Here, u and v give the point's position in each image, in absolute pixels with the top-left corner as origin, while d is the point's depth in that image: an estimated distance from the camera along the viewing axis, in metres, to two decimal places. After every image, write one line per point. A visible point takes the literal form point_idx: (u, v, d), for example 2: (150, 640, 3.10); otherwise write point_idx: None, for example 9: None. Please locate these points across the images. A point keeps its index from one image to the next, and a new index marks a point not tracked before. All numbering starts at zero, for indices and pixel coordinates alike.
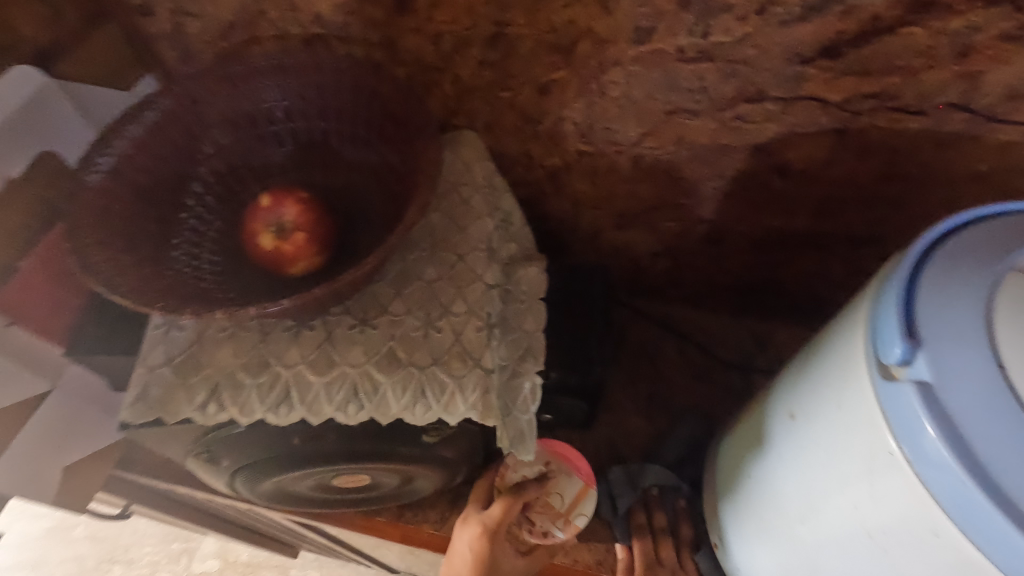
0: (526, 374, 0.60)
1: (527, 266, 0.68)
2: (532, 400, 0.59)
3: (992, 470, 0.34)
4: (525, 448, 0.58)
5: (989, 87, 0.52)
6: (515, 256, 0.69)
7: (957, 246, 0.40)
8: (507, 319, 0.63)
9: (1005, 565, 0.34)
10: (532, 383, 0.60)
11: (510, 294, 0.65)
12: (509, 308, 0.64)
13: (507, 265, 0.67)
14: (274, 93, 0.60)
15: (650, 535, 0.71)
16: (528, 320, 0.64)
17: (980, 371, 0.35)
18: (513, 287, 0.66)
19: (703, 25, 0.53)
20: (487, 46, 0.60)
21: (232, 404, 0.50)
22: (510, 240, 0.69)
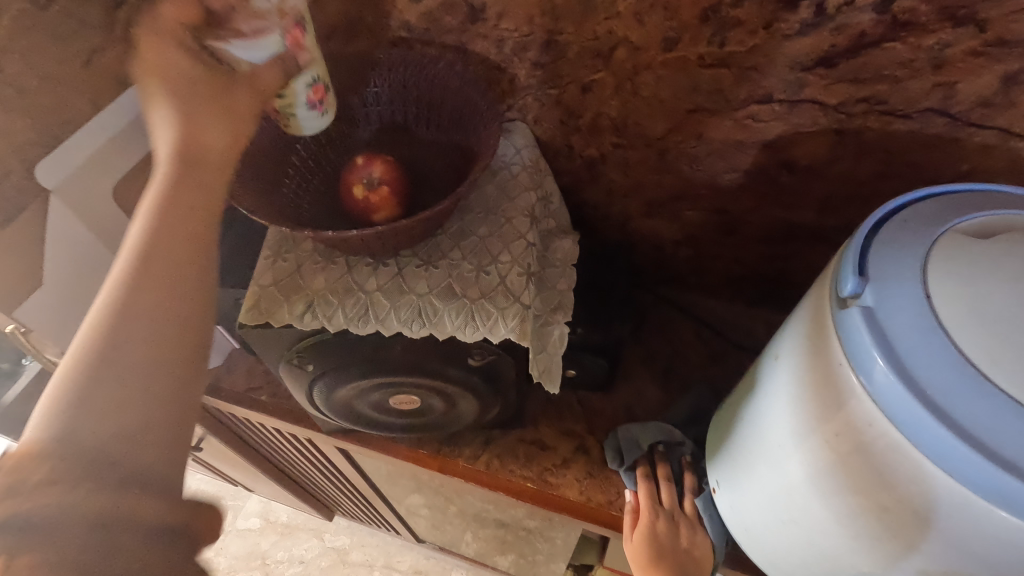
0: (555, 322, 0.72)
1: (563, 239, 0.81)
2: (560, 343, 0.71)
3: (916, 371, 0.42)
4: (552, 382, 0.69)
5: (964, 95, 0.61)
6: (553, 230, 0.82)
7: (909, 214, 0.50)
8: (543, 279, 0.76)
9: (928, 451, 0.42)
10: (560, 329, 0.72)
11: (547, 260, 0.78)
12: (545, 270, 0.77)
13: (545, 236, 0.80)
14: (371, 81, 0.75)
15: (651, 480, 0.79)
16: (561, 281, 0.77)
17: (913, 299, 0.45)
18: (550, 254, 0.79)
19: (720, 37, 0.65)
20: (541, 50, 0.74)
21: (324, 316, 0.63)
22: (550, 217, 0.82)
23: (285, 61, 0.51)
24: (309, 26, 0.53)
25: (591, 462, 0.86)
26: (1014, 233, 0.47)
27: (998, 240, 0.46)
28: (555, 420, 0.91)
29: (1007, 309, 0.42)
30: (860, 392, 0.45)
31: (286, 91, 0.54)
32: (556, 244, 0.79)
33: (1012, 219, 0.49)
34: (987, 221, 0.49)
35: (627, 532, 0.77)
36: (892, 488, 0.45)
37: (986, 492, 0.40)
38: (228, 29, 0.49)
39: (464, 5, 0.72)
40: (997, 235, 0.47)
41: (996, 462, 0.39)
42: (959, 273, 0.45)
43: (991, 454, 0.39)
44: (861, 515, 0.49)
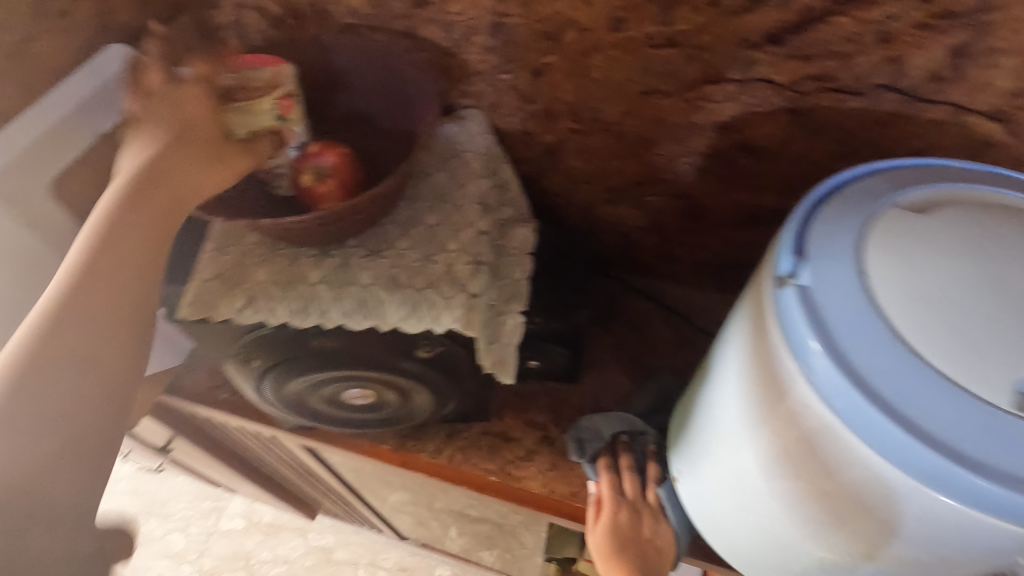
0: (510, 312, 0.71)
1: (521, 226, 0.79)
2: (514, 333, 0.69)
3: (850, 354, 0.40)
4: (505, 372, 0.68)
5: (913, 69, 0.60)
6: (512, 218, 0.79)
7: (852, 190, 0.49)
8: (500, 268, 0.74)
9: (865, 437, 0.39)
10: (515, 320, 0.70)
11: (504, 248, 0.76)
12: (502, 258, 0.75)
13: (503, 225, 0.77)
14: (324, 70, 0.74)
15: (613, 470, 0.77)
16: (518, 270, 0.75)
17: (847, 277, 0.43)
18: (507, 243, 0.76)
19: (667, 15, 0.63)
20: (490, 34, 0.72)
21: (265, 309, 0.62)
22: (508, 205, 0.80)
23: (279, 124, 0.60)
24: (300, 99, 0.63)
25: (556, 454, 0.85)
26: (952, 208, 0.45)
27: (935, 214, 0.45)
28: (520, 412, 0.90)
29: (941, 282, 0.41)
30: (793, 373, 0.43)
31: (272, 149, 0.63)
32: (515, 233, 0.77)
33: (952, 195, 0.48)
34: (927, 196, 0.48)
35: (590, 522, 0.76)
36: (834, 475, 0.43)
37: (920, 475, 0.37)
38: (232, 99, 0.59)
39: None
40: (936, 210, 0.46)
41: (938, 450, 0.36)
42: (895, 250, 0.43)
43: (922, 433, 0.37)
44: (811, 504, 0.46)
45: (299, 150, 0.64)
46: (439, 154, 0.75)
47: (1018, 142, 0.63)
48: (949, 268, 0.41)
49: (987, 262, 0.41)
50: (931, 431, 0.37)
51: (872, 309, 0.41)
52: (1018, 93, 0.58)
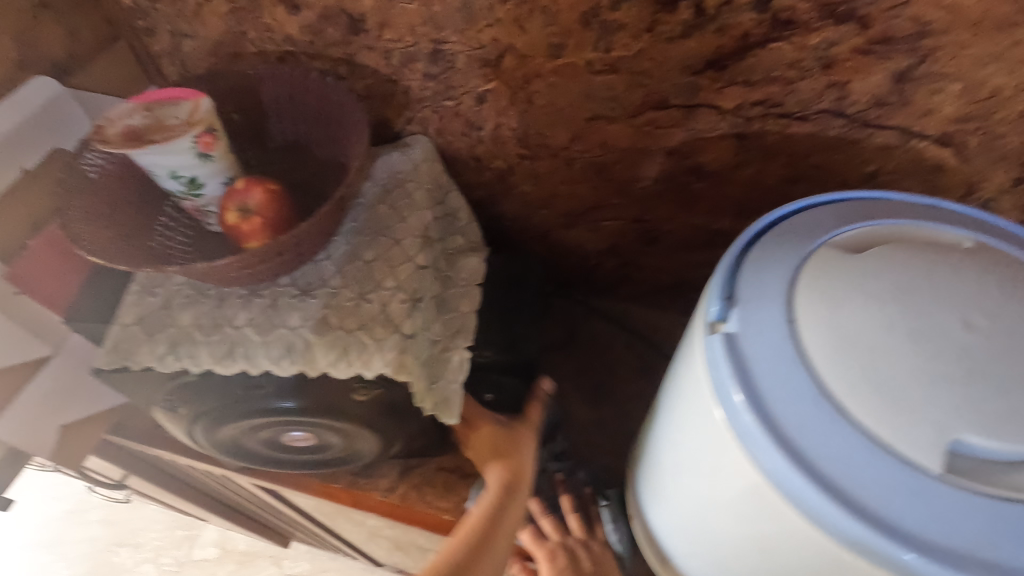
0: (455, 347, 0.69)
1: (470, 256, 0.78)
2: (459, 370, 0.67)
3: (773, 409, 0.38)
4: (448, 414, 0.65)
5: (857, 94, 0.58)
6: (462, 247, 0.79)
7: (789, 225, 0.47)
8: (444, 300, 0.72)
9: (790, 498, 0.36)
10: (461, 356, 0.68)
11: (450, 279, 0.74)
12: (447, 291, 0.73)
13: (451, 254, 0.76)
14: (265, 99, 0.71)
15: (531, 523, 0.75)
16: (464, 303, 0.73)
17: (774, 324, 0.41)
18: (454, 273, 0.75)
19: (605, 41, 0.61)
20: (429, 61, 0.70)
21: (187, 356, 0.59)
22: (458, 232, 0.79)
23: (200, 159, 0.59)
24: (223, 134, 0.60)
25: None
26: (887, 246, 0.43)
27: (869, 254, 0.43)
28: None
29: (871, 331, 0.38)
30: (722, 427, 0.40)
31: (200, 187, 0.61)
32: (462, 263, 0.76)
33: (890, 230, 0.46)
34: (864, 232, 0.45)
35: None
36: (767, 533, 0.40)
37: (847, 543, 0.35)
38: (145, 139, 0.56)
39: (342, 15, 0.68)
40: (870, 249, 0.43)
41: (858, 517, 0.34)
42: (824, 294, 0.41)
43: (848, 500, 0.34)
44: (750, 559, 0.44)
45: (226, 185, 0.62)
46: (380, 184, 0.73)
47: (967, 165, 0.61)
48: (880, 315, 0.39)
49: (920, 308, 0.39)
50: (856, 496, 0.34)
51: (798, 360, 0.38)
52: (964, 117, 0.57)
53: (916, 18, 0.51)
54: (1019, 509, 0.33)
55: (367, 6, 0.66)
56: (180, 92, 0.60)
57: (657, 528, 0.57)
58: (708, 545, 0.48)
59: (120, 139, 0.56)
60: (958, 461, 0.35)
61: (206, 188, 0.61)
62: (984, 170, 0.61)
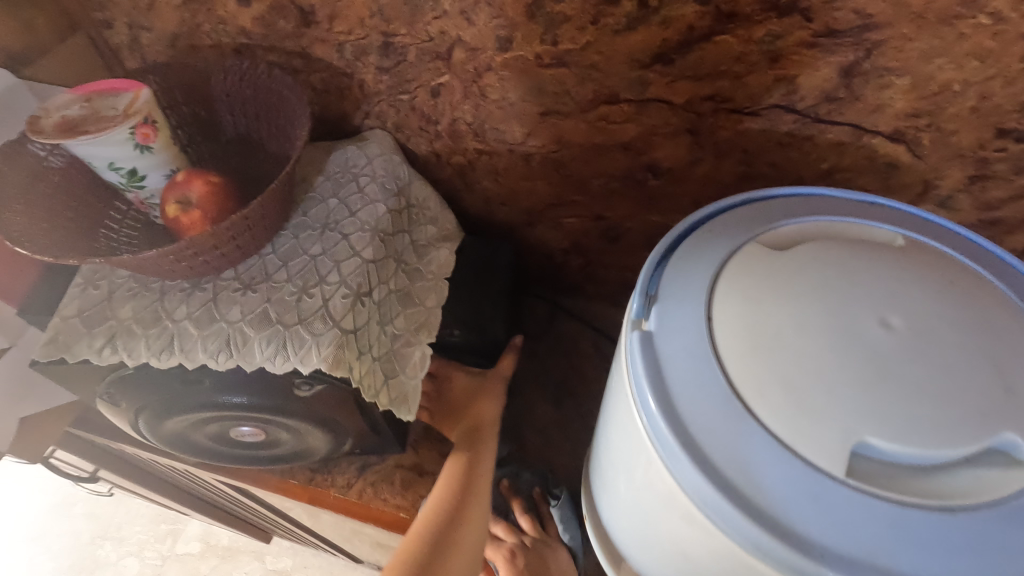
0: (418, 343, 0.70)
1: (440, 248, 0.78)
2: (420, 366, 0.68)
3: (682, 409, 0.37)
4: (406, 410, 0.67)
5: (806, 89, 0.56)
6: (432, 237, 0.79)
7: (719, 221, 0.45)
8: (411, 294, 0.73)
9: (697, 501, 0.35)
10: (422, 351, 0.70)
11: (418, 272, 0.75)
12: (414, 284, 0.73)
13: (420, 247, 0.76)
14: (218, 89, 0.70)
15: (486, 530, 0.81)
16: (431, 297, 0.74)
17: (691, 323, 0.40)
18: (422, 265, 0.75)
19: (551, 34, 0.60)
20: (381, 54, 0.69)
21: (125, 349, 0.59)
22: (430, 222, 0.79)
23: (138, 151, 0.58)
24: (164, 126, 0.60)
25: None
26: (815, 243, 0.42)
27: (795, 250, 0.41)
28: (437, 445, 0.86)
29: (786, 330, 0.37)
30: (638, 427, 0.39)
31: (141, 179, 0.61)
32: (432, 255, 0.76)
33: (822, 227, 0.44)
34: (796, 229, 0.44)
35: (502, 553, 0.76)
36: (684, 535, 0.39)
37: (750, 547, 0.33)
38: (78, 129, 0.55)
39: (293, 7, 0.67)
40: (797, 245, 0.42)
41: (758, 522, 0.33)
42: (743, 291, 0.40)
43: (750, 503, 0.33)
44: (676, 561, 0.43)
45: (168, 177, 0.62)
46: (334, 179, 0.72)
47: (921, 163, 0.59)
48: (797, 313, 0.38)
49: (839, 306, 0.38)
50: (758, 500, 0.33)
51: (712, 360, 0.37)
52: (914, 113, 0.55)
53: (858, 10, 0.49)
54: (927, 516, 0.32)
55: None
56: (120, 83, 0.59)
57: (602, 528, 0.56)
58: (641, 546, 0.47)
59: (53, 129, 0.55)
60: (866, 464, 0.34)
61: (147, 181, 0.61)
62: (939, 168, 0.59)
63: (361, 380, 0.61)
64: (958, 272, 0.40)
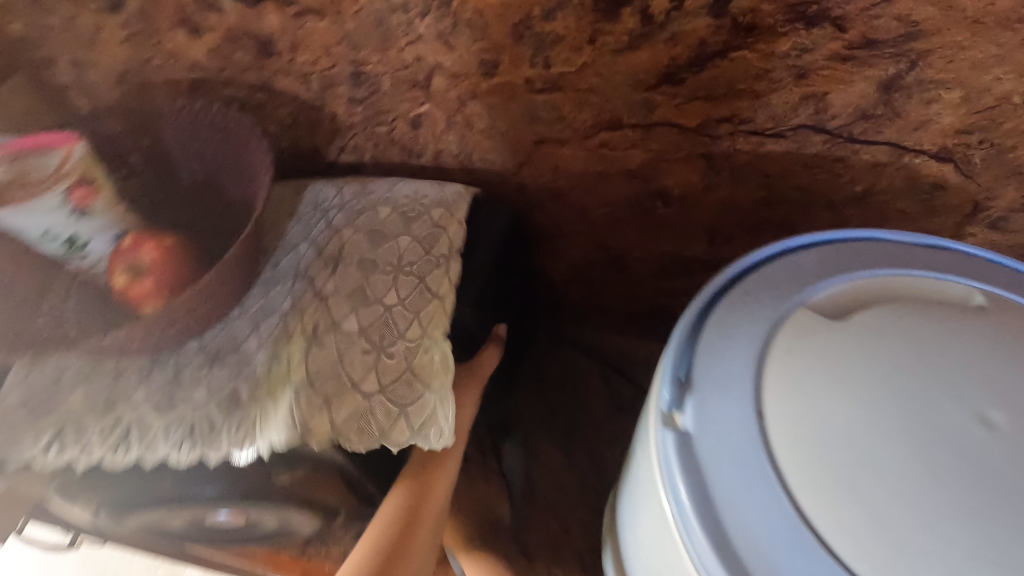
0: (435, 345, 0.54)
1: (450, 226, 0.61)
2: (444, 372, 0.53)
3: (735, 538, 0.30)
4: (436, 434, 0.51)
5: (838, 107, 0.49)
6: (440, 219, 0.62)
7: (758, 280, 0.39)
8: (422, 291, 0.57)
9: None
10: (442, 354, 0.54)
11: (429, 257, 0.59)
12: (423, 278, 0.58)
13: (425, 237, 0.60)
14: (171, 133, 0.62)
15: None
16: (443, 284, 0.58)
17: (738, 420, 0.33)
18: (432, 247, 0.60)
19: (542, 56, 0.52)
20: (352, 84, 0.61)
21: (74, 445, 0.51)
22: (434, 206, 0.63)
23: (76, 218, 0.51)
24: (108, 184, 0.53)
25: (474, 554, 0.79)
26: (876, 310, 0.35)
27: (854, 323, 0.35)
28: None
29: (857, 435, 0.31)
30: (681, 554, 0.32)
31: (83, 245, 0.52)
32: (440, 235, 0.60)
33: (881, 284, 0.37)
34: (849, 288, 0.37)
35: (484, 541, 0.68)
36: None
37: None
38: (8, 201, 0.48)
39: (248, 38, 0.60)
40: (854, 314, 0.35)
41: None
42: (797, 379, 0.33)
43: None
44: None
45: (114, 242, 0.53)
46: (304, 221, 0.64)
47: (971, 182, 0.52)
48: (867, 412, 0.31)
49: (919, 402, 0.31)
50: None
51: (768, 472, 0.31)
52: (965, 129, 0.48)
53: (901, 17, 0.42)
54: None
55: (273, 27, 0.58)
56: (54, 138, 0.52)
57: None
58: None
59: None
60: None
61: (92, 248, 0.52)
62: (992, 187, 0.52)
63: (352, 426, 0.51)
64: None
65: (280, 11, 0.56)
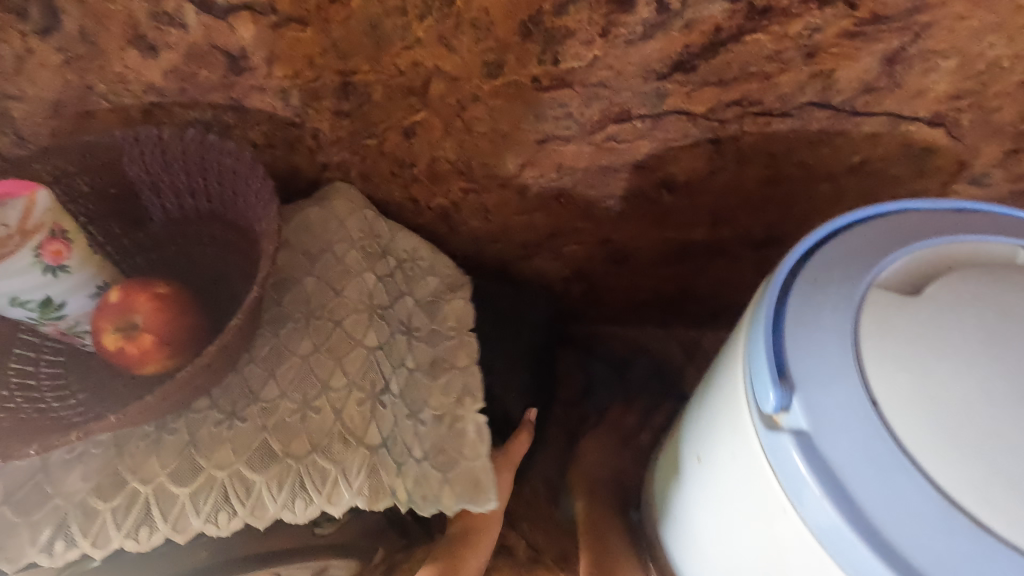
0: (468, 414, 0.54)
1: (452, 298, 0.63)
2: (481, 441, 0.52)
3: (882, 528, 0.30)
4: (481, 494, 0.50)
5: (844, 83, 0.51)
6: (438, 289, 0.64)
7: (823, 263, 0.39)
8: (437, 359, 0.58)
9: None
10: (477, 424, 0.54)
11: (437, 335, 0.60)
12: (438, 349, 0.59)
13: (427, 304, 0.62)
14: (138, 167, 0.54)
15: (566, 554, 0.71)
16: (461, 356, 0.58)
17: (855, 410, 0.32)
18: (438, 325, 0.61)
19: (551, 53, 0.51)
20: (339, 97, 0.57)
21: (83, 536, 0.44)
22: (428, 274, 0.64)
23: (50, 276, 0.44)
24: (81, 235, 0.46)
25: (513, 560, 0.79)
26: (946, 283, 0.36)
27: (933, 298, 0.35)
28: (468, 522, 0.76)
29: (978, 408, 0.31)
30: (817, 550, 0.33)
31: (60, 307, 0.46)
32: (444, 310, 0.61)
33: (930, 255, 0.39)
34: (906, 263, 0.39)
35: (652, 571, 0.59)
36: None
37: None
38: None
39: (215, 54, 0.52)
40: (929, 288, 0.36)
41: None
42: (900, 360, 0.33)
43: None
44: None
45: (95, 296, 0.47)
46: (302, 253, 0.58)
47: (959, 144, 0.56)
48: (980, 383, 0.32)
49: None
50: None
51: (903, 459, 0.31)
52: (957, 94, 0.51)
53: None
54: None
55: (246, 40, 0.51)
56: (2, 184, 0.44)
57: None
58: None
59: None
60: None
61: (68, 308, 0.46)
62: (977, 146, 0.56)
63: (410, 497, 0.50)
64: None
65: (257, 21, 0.50)
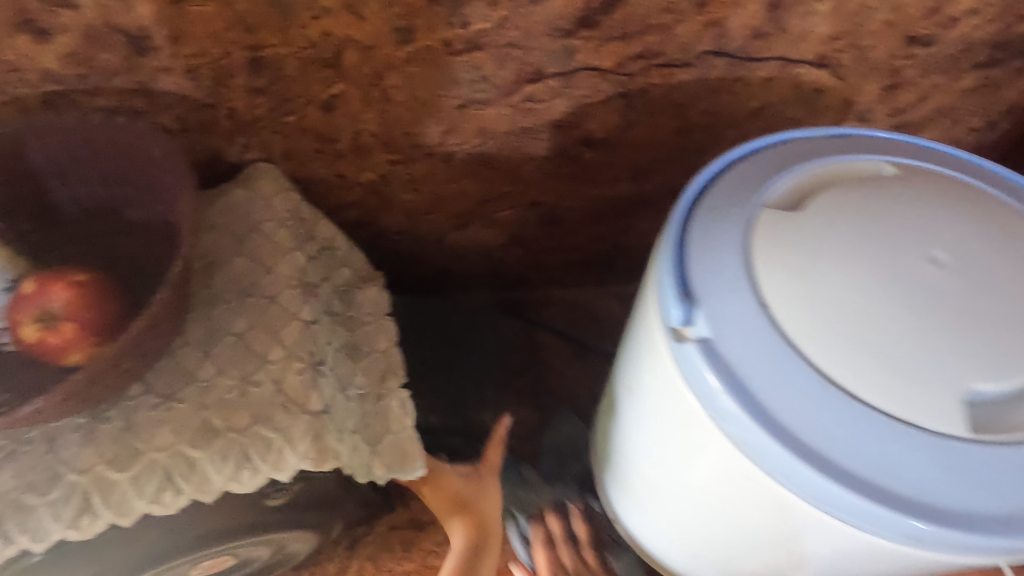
0: (392, 394, 0.58)
1: (366, 286, 0.65)
2: (405, 414, 0.57)
3: (773, 411, 0.34)
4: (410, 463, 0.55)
5: (735, 30, 0.54)
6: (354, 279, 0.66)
7: (719, 190, 0.42)
8: (356, 344, 0.61)
9: (810, 497, 0.34)
10: (400, 399, 0.58)
11: (353, 320, 0.63)
12: (356, 333, 0.62)
13: (342, 292, 0.64)
14: (39, 157, 0.52)
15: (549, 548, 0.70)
16: (381, 339, 0.62)
17: (746, 314, 0.36)
18: (355, 312, 0.63)
19: (459, 16, 0.52)
20: (250, 73, 0.56)
21: (21, 532, 0.43)
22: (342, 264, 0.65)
23: None
24: None
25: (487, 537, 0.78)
26: (825, 197, 0.40)
27: (813, 211, 0.39)
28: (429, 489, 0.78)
29: (849, 300, 0.35)
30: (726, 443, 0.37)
31: None
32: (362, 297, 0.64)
33: (811, 177, 0.43)
34: (790, 186, 0.43)
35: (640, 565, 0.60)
36: (769, 523, 0.39)
37: (900, 538, 0.33)
38: None
39: (114, 34, 0.50)
40: (810, 203, 0.40)
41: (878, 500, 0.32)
42: (784, 266, 0.37)
43: (884, 494, 0.32)
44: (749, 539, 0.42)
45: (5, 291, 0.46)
46: (229, 234, 0.58)
47: (843, 83, 0.61)
48: (850, 279, 0.36)
49: (888, 261, 0.36)
50: (891, 488, 0.32)
51: (787, 350, 0.35)
52: (836, 35, 0.55)
53: None
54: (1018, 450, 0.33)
55: (145, 17, 0.50)
56: None
57: (639, 519, 0.55)
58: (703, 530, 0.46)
59: None
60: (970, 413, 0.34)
61: None
62: (859, 84, 0.61)
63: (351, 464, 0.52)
64: (953, 188, 0.41)
65: None
